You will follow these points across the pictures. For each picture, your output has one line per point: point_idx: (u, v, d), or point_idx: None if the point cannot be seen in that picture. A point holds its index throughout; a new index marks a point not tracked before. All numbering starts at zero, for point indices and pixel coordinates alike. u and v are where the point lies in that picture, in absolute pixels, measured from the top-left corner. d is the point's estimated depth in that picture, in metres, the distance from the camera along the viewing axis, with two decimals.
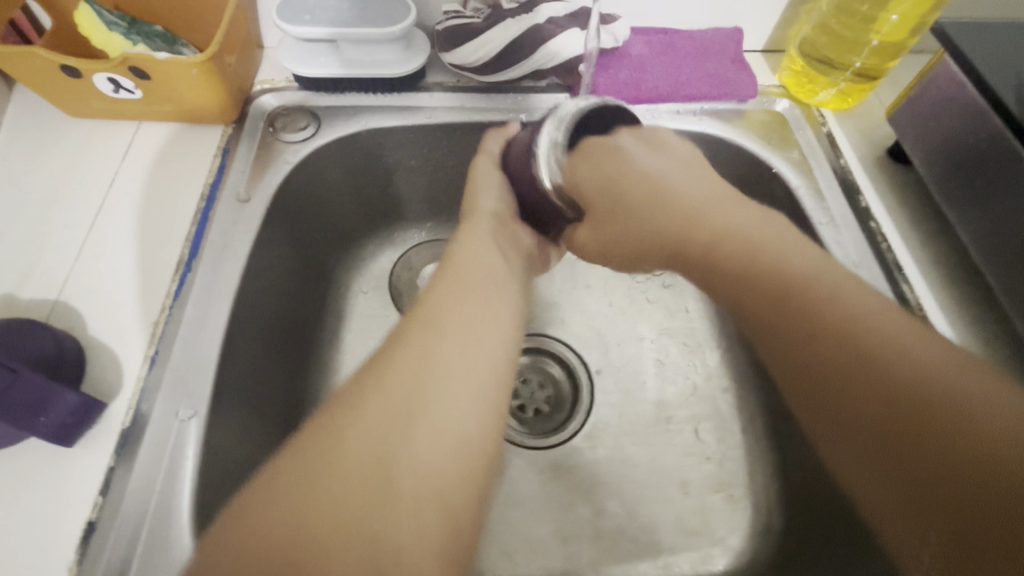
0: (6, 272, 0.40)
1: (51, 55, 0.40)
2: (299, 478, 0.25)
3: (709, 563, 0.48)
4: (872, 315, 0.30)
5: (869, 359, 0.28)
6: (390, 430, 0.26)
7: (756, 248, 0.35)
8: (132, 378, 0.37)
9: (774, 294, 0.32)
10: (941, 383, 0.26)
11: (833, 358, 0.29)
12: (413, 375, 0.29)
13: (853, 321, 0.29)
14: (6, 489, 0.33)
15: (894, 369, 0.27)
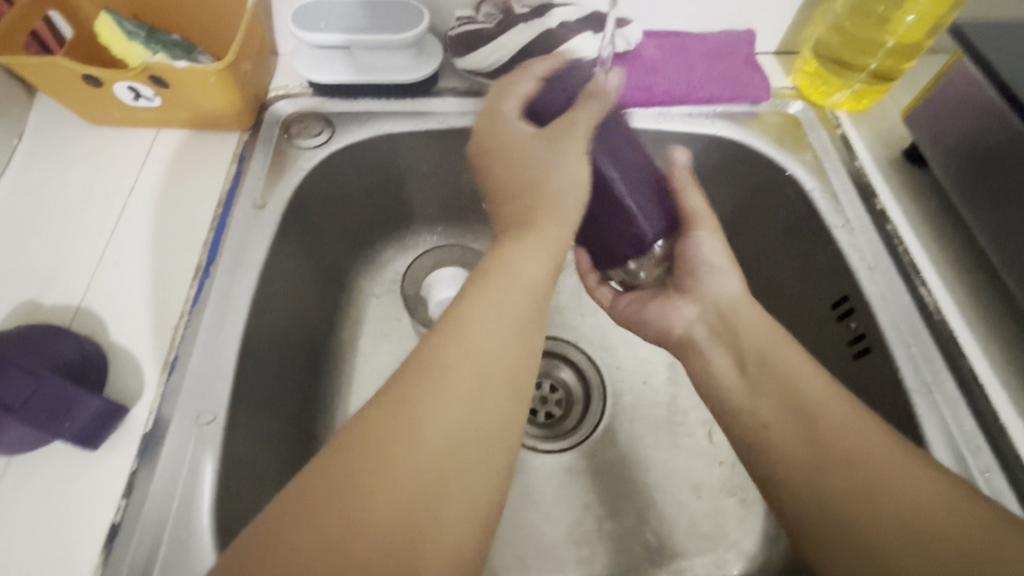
0: (30, 278, 0.41)
1: (73, 65, 0.41)
2: (348, 473, 0.24)
3: (723, 567, 0.48)
4: (825, 405, 0.35)
5: (844, 450, 0.33)
6: (446, 426, 0.26)
7: (766, 353, 0.39)
8: (153, 382, 0.37)
9: (759, 370, 0.39)
10: (891, 477, 0.31)
11: (809, 443, 0.34)
12: (451, 384, 0.27)
13: (821, 412, 0.35)
14: (32, 491, 0.34)
15: (854, 455, 0.33)
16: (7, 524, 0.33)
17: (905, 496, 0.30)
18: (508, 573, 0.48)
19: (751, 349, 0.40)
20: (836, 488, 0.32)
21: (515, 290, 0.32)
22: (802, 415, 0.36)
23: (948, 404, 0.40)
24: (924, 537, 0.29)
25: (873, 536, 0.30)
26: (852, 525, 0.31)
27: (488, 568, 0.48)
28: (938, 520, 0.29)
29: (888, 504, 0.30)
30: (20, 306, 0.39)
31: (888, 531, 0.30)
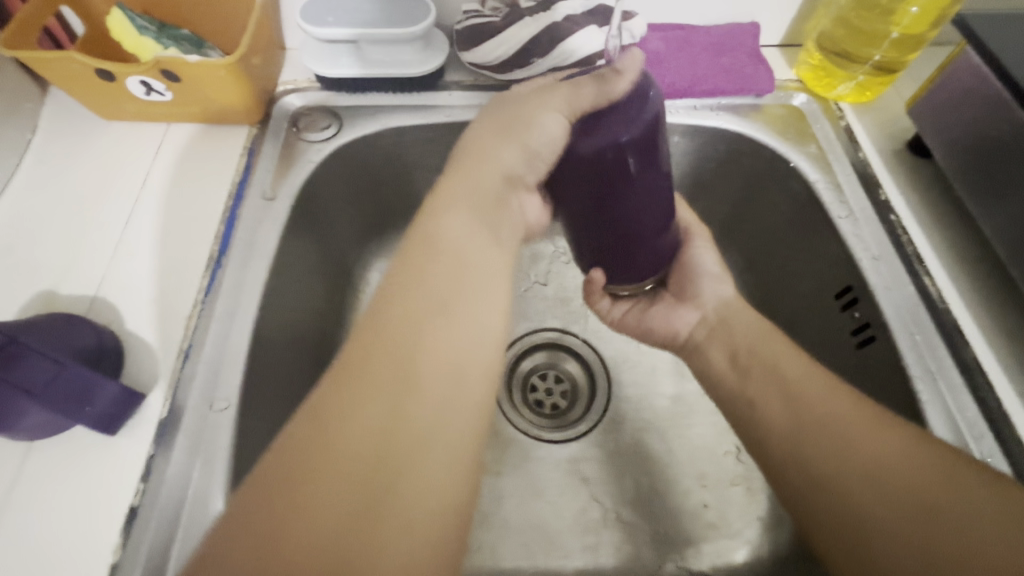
0: (46, 269, 0.41)
1: (87, 59, 0.41)
2: (289, 478, 0.23)
3: (727, 555, 0.49)
4: (807, 387, 0.36)
5: (826, 426, 0.34)
6: (387, 420, 0.25)
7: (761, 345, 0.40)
8: (168, 371, 0.38)
9: (749, 359, 0.40)
10: (871, 446, 0.32)
11: (796, 424, 0.35)
12: (402, 354, 0.26)
13: (804, 393, 0.36)
14: (53, 476, 0.34)
15: (835, 430, 0.34)
16: (28, 507, 0.33)
17: (886, 464, 0.31)
18: (515, 560, 0.48)
19: (742, 340, 0.41)
20: (823, 464, 0.33)
21: (449, 249, 0.31)
22: (788, 395, 0.37)
23: (951, 392, 0.40)
24: (906, 499, 0.30)
25: (861, 505, 0.31)
26: (840, 495, 0.32)
27: (495, 556, 0.48)
28: (916, 482, 0.30)
29: (872, 471, 0.32)
30: (37, 297, 0.40)
31: (878, 499, 0.31)
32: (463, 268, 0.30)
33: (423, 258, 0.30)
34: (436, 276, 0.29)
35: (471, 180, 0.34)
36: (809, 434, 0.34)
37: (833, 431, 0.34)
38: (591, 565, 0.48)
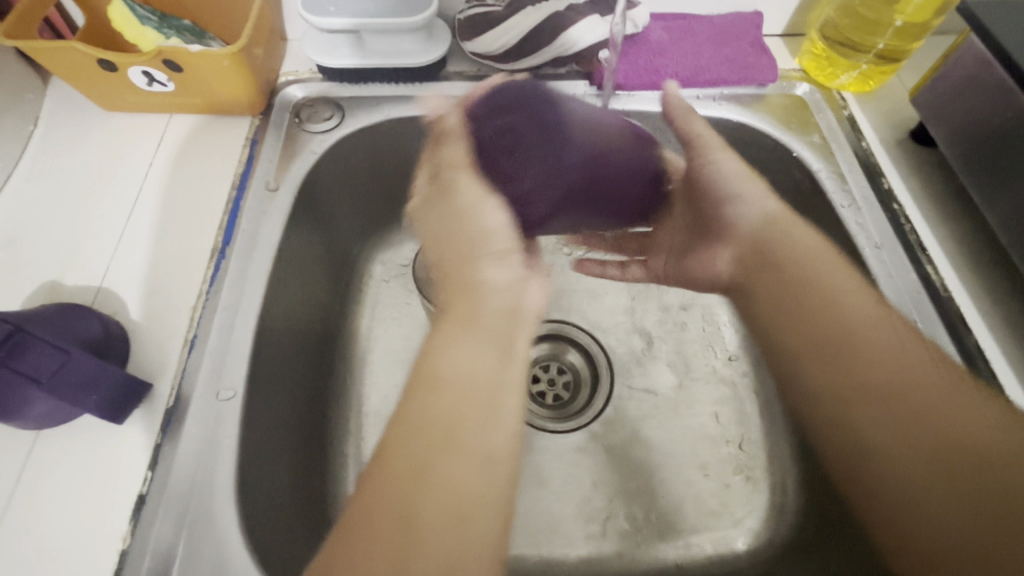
0: (51, 260, 0.41)
1: (89, 49, 0.41)
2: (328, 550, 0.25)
3: (729, 543, 0.49)
4: (862, 329, 0.35)
5: (875, 376, 0.34)
6: (409, 495, 0.26)
7: (809, 291, 0.37)
8: (174, 360, 0.38)
9: (791, 301, 0.38)
10: (927, 400, 0.32)
11: (845, 372, 0.35)
12: (431, 434, 0.28)
13: (857, 338, 0.35)
14: (61, 465, 0.35)
15: (886, 382, 0.33)
16: (37, 495, 0.34)
17: (940, 420, 0.32)
18: (519, 548, 0.49)
19: (782, 282, 0.39)
20: (863, 415, 0.33)
21: (455, 366, 0.30)
22: (829, 344, 0.36)
23: None
24: (952, 454, 0.31)
25: (900, 458, 0.32)
26: (880, 446, 0.33)
27: None
28: (964, 438, 0.31)
29: (922, 425, 0.32)
30: (42, 287, 0.40)
31: (919, 452, 0.32)
32: (476, 389, 0.30)
33: (429, 393, 0.29)
34: (455, 366, 0.30)
35: (470, 303, 0.34)
36: (855, 385, 0.34)
37: (882, 381, 0.33)
38: (594, 552, 0.49)
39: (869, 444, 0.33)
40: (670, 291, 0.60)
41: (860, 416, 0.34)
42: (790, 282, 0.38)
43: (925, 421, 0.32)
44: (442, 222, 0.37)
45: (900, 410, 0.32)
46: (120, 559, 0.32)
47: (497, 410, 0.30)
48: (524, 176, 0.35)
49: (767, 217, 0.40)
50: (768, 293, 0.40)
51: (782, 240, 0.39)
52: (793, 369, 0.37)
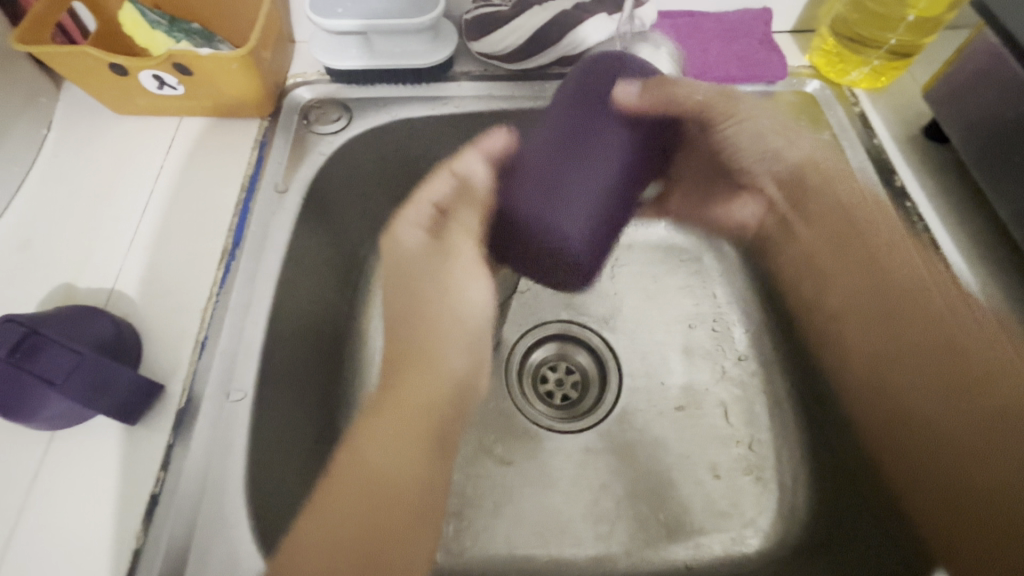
0: (64, 262, 0.42)
1: (100, 54, 0.42)
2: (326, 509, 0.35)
3: (740, 544, 0.49)
4: (927, 291, 0.43)
5: (932, 332, 0.42)
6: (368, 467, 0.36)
7: (887, 262, 0.45)
8: (185, 361, 0.38)
9: (880, 275, 0.45)
10: (972, 345, 0.41)
11: (877, 311, 0.45)
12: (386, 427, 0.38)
13: (905, 294, 0.44)
14: (75, 465, 0.35)
15: (945, 337, 0.42)
16: (53, 494, 0.34)
17: (970, 364, 0.41)
18: (528, 549, 0.49)
19: (864, 258, 0.46)
20: (897, 347, 0.44)
21: (390, 408, 0.39)
22: (888, 314, 0.44)
23: None
24: (966, 395, 0.41)
25: (941, 420, 0.41)
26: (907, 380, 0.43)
27: (508, 545, 0.49)
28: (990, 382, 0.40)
29: (957, 367, 0.41)
30: (56, 290, 0.41)
31: (936, 391, 0.42)
32: (408, 422, 0.38)
33: (363, 483, 0.35)
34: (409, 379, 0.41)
35: (408, 401, 0.40)
36: (901, 325, 0.44)
37: (932, 321, 0.42)
38: (604, 553, 0.49)
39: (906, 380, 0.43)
40: (679, 296, 0.59)
41: (898, 359, 0.44)
42: (893, 259, 0.45)
43: (957, 363, 0.41)
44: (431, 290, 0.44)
45: (928, 354, 0.42)
46: (134, 558, 0.33)
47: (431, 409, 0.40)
48: (531, 198, 0.39)
49: (797, 167, 0.49)
50: (896, 291, 0.44)
51: (819, 186, 0.48)
52: (871, 340, 0.46)
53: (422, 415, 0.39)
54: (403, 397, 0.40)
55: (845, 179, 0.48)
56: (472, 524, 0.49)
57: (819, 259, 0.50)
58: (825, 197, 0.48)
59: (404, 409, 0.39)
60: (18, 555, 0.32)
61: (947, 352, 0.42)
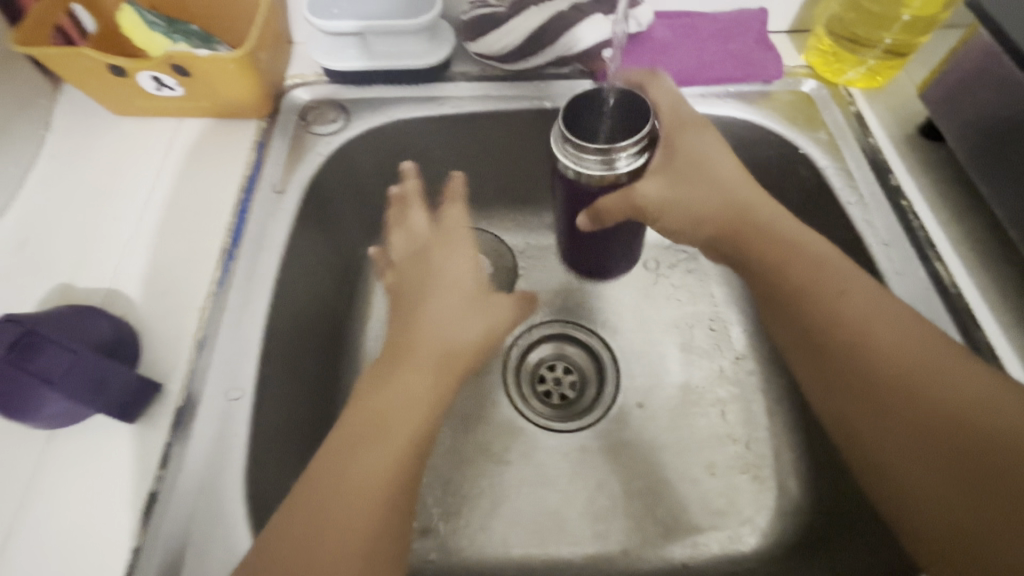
0: (63, 263, 0.42)
1: (100, 55, 0.42)
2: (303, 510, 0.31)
3: (737, 542, 0.49)
4: (873, 316, 0.35)
5: (906, 360, 0.33)
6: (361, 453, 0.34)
7: (802, 266, 0.38)
8: (183, 361, 0.39)
9: (814, 293, 0.37)
10: (916, 364, 0.33)
11: (810, 343, 0.37)
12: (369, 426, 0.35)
13: (856, 317, 0.35)
14: (73, 465, 0.35)
15: (878, 354, 0.34)
16: (52, 493, 0.34)
17: (934, 389, 0.32)
18: (526, 548, 0.49)
19: (796, 278, 0.38)
20: (871, 376, 0.34)
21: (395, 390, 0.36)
22: (859, 338, 0.35)
23: None
24: (955, 452, 0.30)
25: (913, 461, 0.32)
26: (888, 421, 0.33)
27: (506, 544, 0.49)
28: (973, 413, 0.31)
29: (904, 400, 0.32)
30: (55, 290, 0.41)
31: (879, 421, 0.33)
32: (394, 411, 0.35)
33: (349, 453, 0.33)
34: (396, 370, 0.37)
35: (395, 395, 0.36)
36: (839, 356, 0.35)
37: (855, 341, 0.35)
38: (601, 552, 0.49)
39: (876, 425, 0.33)
40: (678, 295, 0.59)
41: (861, 396, 0.34)
42: (801, 266, 0.38)
43: (921, 392, 0.32)
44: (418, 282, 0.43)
45: (877, 385, 0.34)
46: (133, 556, 0.33)
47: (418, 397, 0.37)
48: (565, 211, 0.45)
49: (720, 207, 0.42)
50: (809, 291, 0.37)
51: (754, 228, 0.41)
52: (799, 352, 0.38)
53: (398, 422, 0.35)
54: (363, 432, 0.34)
55: (788, 220, 0.41)
56: (470, 523, 0.49)
57: (762, 293, 0.41)
58: (754, 226, 0.41)
59: (392, 403, 0.36)
60: (18, 553, 0.33)
61: (915, 380, 0.33)
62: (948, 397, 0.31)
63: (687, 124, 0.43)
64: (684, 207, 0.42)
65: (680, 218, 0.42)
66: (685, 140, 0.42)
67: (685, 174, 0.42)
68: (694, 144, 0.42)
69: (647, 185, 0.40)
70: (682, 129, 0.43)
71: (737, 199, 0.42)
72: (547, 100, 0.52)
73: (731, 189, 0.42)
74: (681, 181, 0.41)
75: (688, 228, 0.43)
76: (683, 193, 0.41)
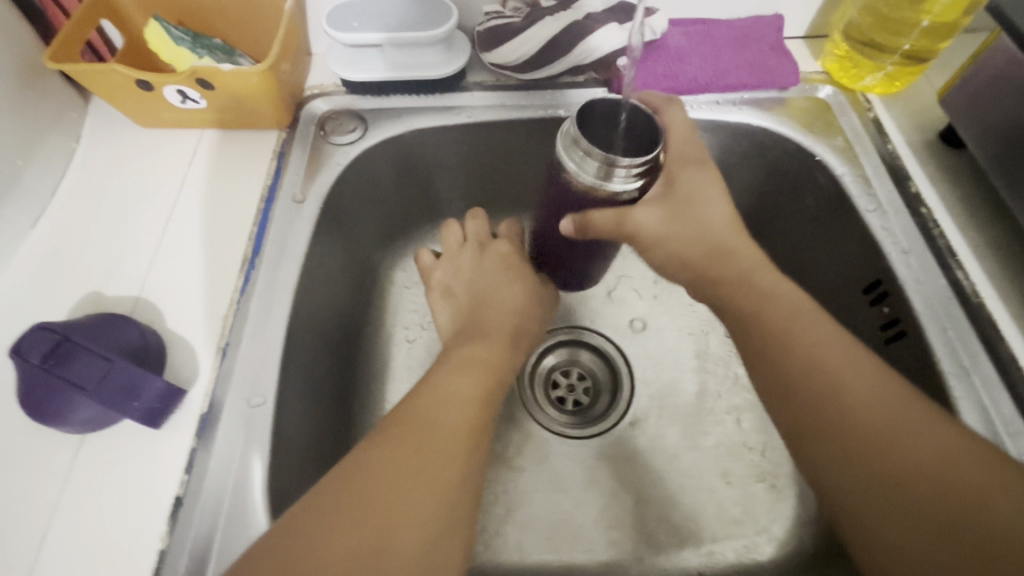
0: (93, 271, 0.44)
1: (128, 71, 0.43)
2: (338, 511, 0.30)
3: (753, 551, 0.49)
4: (847, 372, 0.35)
5: (874, 414, 0.33)
6: (409, 461, 0.32)
7: (769, 307, 0.39)
8: (207, 367, 0.40)
9: (779, 333, 0.37)
10: (886, 420, 0.33)
11: (784, 395, 0.36)
12: (418, 431, 0.34)
13: (829, 371, 0.35)
14: (103, 468, 0.36)
15: (843, 409, 0.34)
16: (83, 496, 0.35)
17: (901, 444, 0.32)
18: (540, 554, 0.49)
19: (757, 321, 0.39)
20: (844, 432, 0.33)
21: (445, 397, 0.36)
22: (829, 382, 0.35)
23: (986, 387, 0.40)
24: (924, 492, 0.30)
25: (890, 505, 0.31)
26: (859, 478, 0.32)
27: (521, 550, 0.49)
28: (941, 468, 0.31)
29: (874, 455, 0.32)
30: (85, 298, 0.42)
31: (850, 477, 0.33)
32: (441, 420, 0.35)
33: (389, 454, 0.32)
34: (449, 381, 0.38)
35: (426, 422, 0.35)
36: (813, 411, 0.35)
37: (828, 395, 0.34)
38: (616, 559, 0.49)
39: (846, 482, 0.33)
40: (693, 301, 0.59)
41: (837, 451, 0.33)
42: (770, 311, 0.39)
43: (887, 446, 0.32)
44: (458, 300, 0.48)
45: (848, 440, 0.33)
46: (160, 558, 0.34)
47: (460, 403, 0.36)
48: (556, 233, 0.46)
49: (708, 253, 0.42)
50: (775, 332, 0.38)
51: (734, 279, 0.41)
52: (766, 388, 0.37)
53: (453, 430, 0.35)
54: (412, 429, 0.34)
55: (766, 272, 0.41)
56: (485, 529, 0.50)
57: (740, 341, 0.40)
58: (730, 270, 0.41)
59: (410, 434, 0.34)
60: (51, 554, 0.34)
61: (885, 436, 0.32)
62: (915, 452, 0.31)
63: (688, 161, 0.43)
64: (670, 245, 0.42)
65: (667, 254, 0.42)
66: (684, 177, 0.43)
67: (677, 209, 0.42)
68: (692, 181, 0.42)
69: (643, 214, 0.40)
70: (685, 166, 0.43)
71: (718, 243, 0.42)
72: (561, 109, 0.52)
73: (713, 234, 0.42)
74: (675, 217, 0.41)
75: (670, 263, 0.43)
76: (673, 229, 0.41)
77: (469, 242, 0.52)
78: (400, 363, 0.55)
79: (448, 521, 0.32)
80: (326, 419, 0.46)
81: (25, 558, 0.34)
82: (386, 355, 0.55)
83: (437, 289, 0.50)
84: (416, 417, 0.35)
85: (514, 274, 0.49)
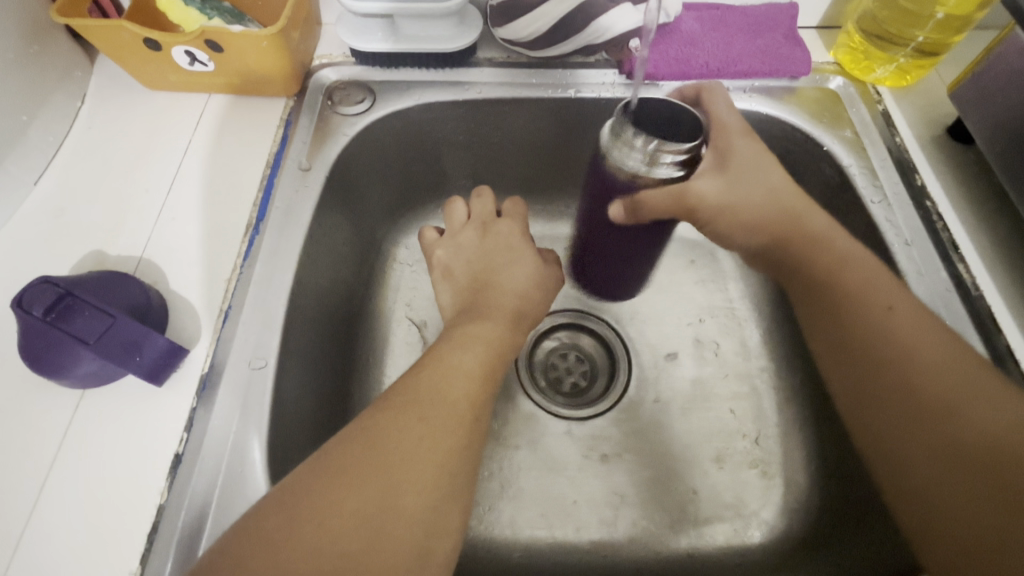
0: (95, 230, 0.43)
1: (137, 29, 0.43)
2: (330, 485, 0.30)
3: (743, 535, 0.49)
4: (915, 339, 0.37)
5: (944, 388, 0.35)
6: (402, 437, 0.32)
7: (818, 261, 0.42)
8: (209, 329, 0.40)
9: (831, 283, 0.41)
10: (946, 391, 0.34)
11: (867, 410, 0.38)
12: (414, 409, 0.34)
13: (895, 340, 0.37)
14: (103, 425, 0.36)
15: (907, 381, 0.36)
16: (82, 451, 0.35)
17: (966, 422, 0.33)
18: (533, 530, 0.49)
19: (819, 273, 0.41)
20: (900, 427, 0.36)
21: (441, 374, 0.36)
22: (875, 340, 0.38)
23: None
24: (963, 452, 0.33)
25: (920, 458, 0.34)
26: (907, 440, 0.35)
27: (514, 526, 0.50)
28: (984, 444, 0.32)
29: (926, 424, 0.34)
30: (87, 257, 0.42)
31: (910, 440, 0.35)
32: (437, 397, 0.35)
33: (384, 432, 0.32)
34: (444, 357, 0.38)
35: (430, 393, 0.35)
36: (881, 390, 0.37)
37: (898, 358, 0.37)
38: (608, 538, 0.49)
39: (894, 461, 0.36)
40: (692, 288, 0.60)
41: (894, 413, 0.36)
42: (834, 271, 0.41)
43: (941, 414, 0.34)
44: (469, 272, 0.48)
45: (916, 412, 0.35)
46: (158, 514, 0.34)
47: (457, 380, 0.36)
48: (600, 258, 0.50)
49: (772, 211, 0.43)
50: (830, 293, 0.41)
51: (812, 232, 0.42)
52: (834, 336, 0.40)
53: (452, 406, 0.35)
54: (408, 403, 0.34)
55: (836, 230, 0.42)
56: (479, 504, 0.50)
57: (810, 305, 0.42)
58: (812, 229, 0.42)
59: (409, 407, 0.34)
60: (50, 505, 0.34)
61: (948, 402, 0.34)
62: (972, 429, 0.33)
63: (735, 132, 0.44)
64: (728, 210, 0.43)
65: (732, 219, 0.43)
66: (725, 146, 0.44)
67: (739, 178, 0.42)
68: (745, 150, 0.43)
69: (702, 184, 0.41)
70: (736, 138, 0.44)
71: (784, 210, 0.43)
72: (571, 89, 0.52)
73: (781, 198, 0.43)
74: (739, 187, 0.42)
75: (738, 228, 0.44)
76: (735, 197, 0.42)
77: (473, 221, 0.51)
78: (400, 339, 0.56)
79: (449, 487, 0.32)
80: (326, 389, 0.46)
81: (25, 508, 0.34)
82: (386, 331, 0.56)
83: (438, 268, 0.50)
84: (410, 393, 0.35)
85: (518, 253, 0.48)
